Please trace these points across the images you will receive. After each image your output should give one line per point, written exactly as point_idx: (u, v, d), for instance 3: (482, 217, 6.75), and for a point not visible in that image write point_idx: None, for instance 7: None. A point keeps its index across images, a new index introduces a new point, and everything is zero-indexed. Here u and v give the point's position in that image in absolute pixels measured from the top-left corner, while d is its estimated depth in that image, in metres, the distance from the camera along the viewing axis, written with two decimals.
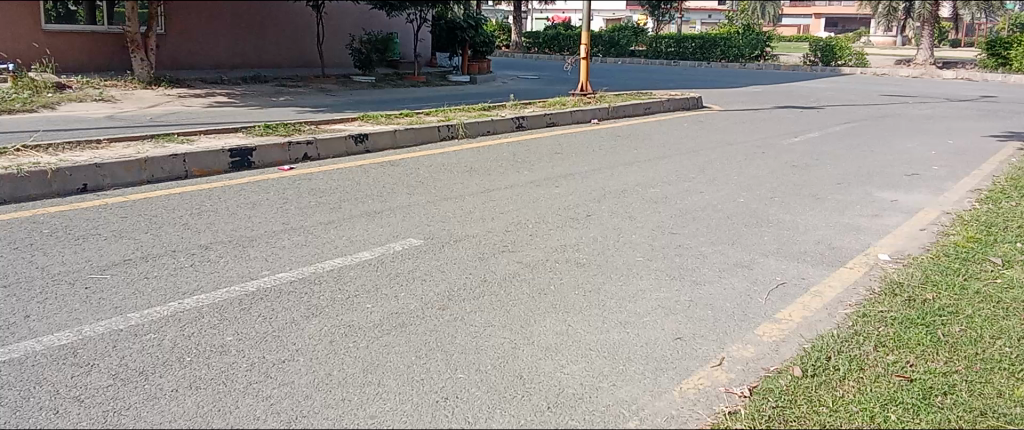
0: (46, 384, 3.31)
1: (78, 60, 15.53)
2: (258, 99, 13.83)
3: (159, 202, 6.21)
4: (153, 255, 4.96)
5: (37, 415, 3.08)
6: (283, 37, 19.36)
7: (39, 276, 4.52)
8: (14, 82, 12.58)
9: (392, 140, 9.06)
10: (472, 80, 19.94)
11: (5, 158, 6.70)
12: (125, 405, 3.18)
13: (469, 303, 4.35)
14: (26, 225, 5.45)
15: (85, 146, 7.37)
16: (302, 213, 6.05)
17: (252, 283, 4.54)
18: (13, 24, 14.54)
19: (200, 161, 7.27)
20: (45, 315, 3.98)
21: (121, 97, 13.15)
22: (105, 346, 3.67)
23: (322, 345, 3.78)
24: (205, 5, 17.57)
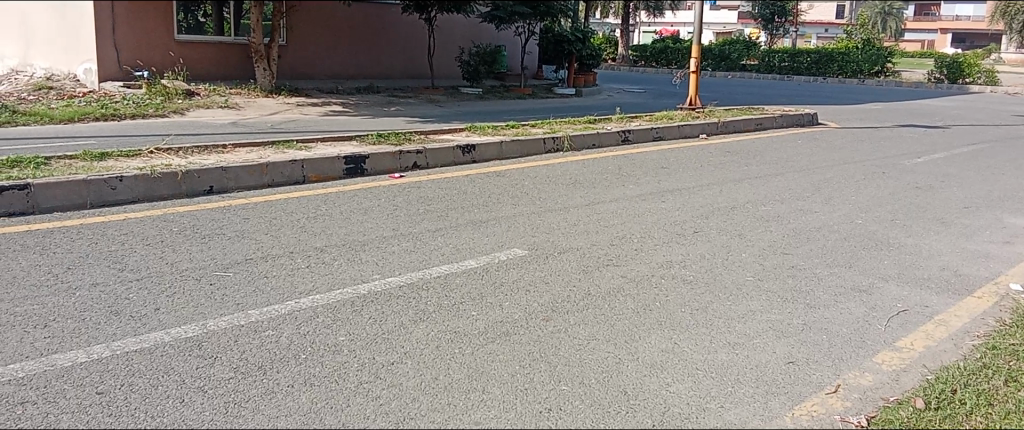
0: (173, 373, 3.51)
1: (206, 69, 16.48)
2: (370, 108, 14.29)
3: (278, 205, 6.51)
4: (272, 255, 5.18)
5: (165, 403, 3.26)
6: (396, 49, 19.95)
7: (169, 271, 4.81)
8: (149, 90, 13.58)
9: (499, 151, 9.17)
10: (578, 93, 19.96)
11: (141, 160, 7.17)
12: (244, 397, 3.33)
13: (574, 316, 4.34)
14: (158, 222, 5.82)
15: (211, 150, 7.80)
16: (411, 220, 6.20)
17: (363, 286, 4.68)
18: (151, 35, 15.56)
19: (316, 167, 7.57)
20: (173, 309, 4.22)
21: (244, 104, 13.86)
22: (227, 340, 3.86)
23: (429, 350, 3.86)
24: (324, 18, 18.32)
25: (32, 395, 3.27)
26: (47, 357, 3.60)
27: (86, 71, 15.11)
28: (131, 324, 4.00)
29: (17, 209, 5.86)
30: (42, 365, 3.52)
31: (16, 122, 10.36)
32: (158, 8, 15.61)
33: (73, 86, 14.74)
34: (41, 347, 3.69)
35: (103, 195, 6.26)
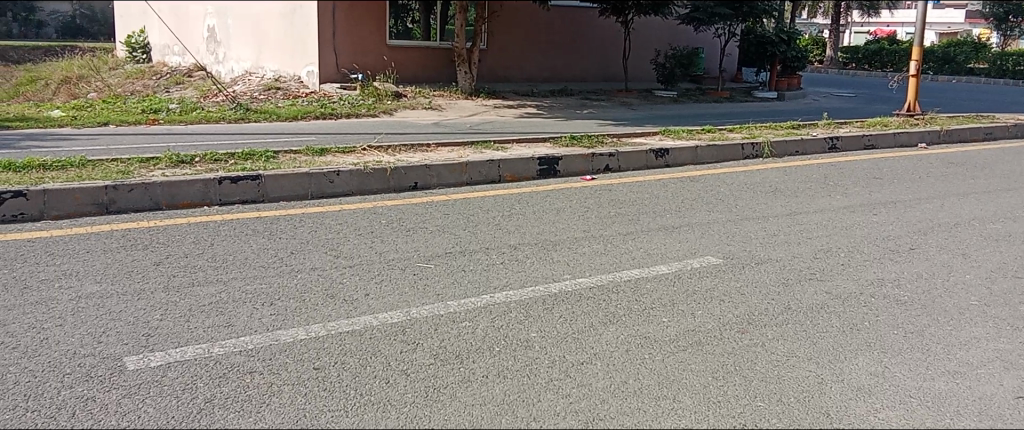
0: (380, 355, 3.75)
1: (412, 72, 17.47)
2: (563, 111, 14.49)
3: (476, 202, 6.76)
4: (469, 250, 5.40)
5: (372, 382, 3.49)
6: (591, 53, 20.09)
7: (377, 260, 5.15)
8: (362, 92, 14.60)
9: (694, 156, 8.96)
10: (779, 97, 19.07)
11: (354, 156, 7.74)
12: (443, 383, 3.49)
13: (772, 330, 4.15)
14: (368, 215, 6.24)
15: (416, 149, 8.26)
16: (602, 222, 6.22)
17: (554, 284, 4.76)
18: (365, 40, 16.71)
19: (512, 167, 7.78)
20: (380, 295, 4.52)
21: (445, 105, 14.54)
22: (427, 328, 4.07)
23: (620, 353, 3.85)
24: (523, 22, 18.78)
25: (258, 365, 3.61)
26: (272, 332, 3.97)
27: (309, 74, 16.51)
28: (344, 307, 4.32)
29: (250, 197, 6.51)
30: (267, 340, 3.88)
31: (249, 119, 11.52)
32: (373, 15, 16.72)
33: (297, 87, 16.16)
34: (267, 323, 4.08)
35: (322, 187, 6.82)
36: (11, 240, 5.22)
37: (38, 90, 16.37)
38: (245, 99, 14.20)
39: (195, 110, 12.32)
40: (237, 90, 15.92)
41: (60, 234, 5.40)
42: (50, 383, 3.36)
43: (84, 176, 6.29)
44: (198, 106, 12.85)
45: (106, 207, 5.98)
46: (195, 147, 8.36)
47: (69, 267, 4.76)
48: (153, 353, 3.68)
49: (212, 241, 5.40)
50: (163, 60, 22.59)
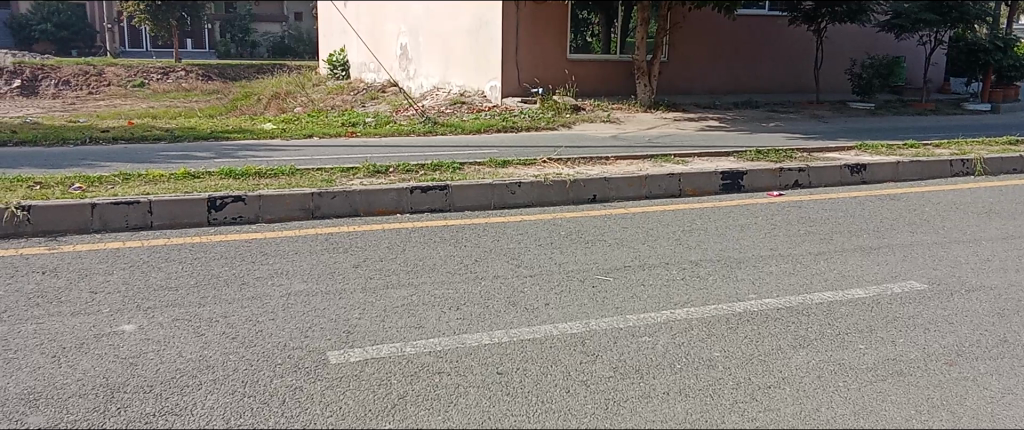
0: (560, 365, 3.81)
1: (591, 86, 17.63)
2: (747, 124, 14.00)
3: (655, 216, 6.70)
4: (648, 264, 5.36)
5: (554, 391, 3.55)
6: (778, 63, 19.31)
7: (557, 271, 5.23)
8: (542, 105, 14.89)
9: (894, 173, 8.37)
10: (993, 109, 17.37)
11: (535, 168, 7.92)
12: (623, 397, 3.49)
13: (984, 364, 3.80)
14: (548, 226, 6.36)
15: (596, 162, 8.32)
16: (790, 241, 5.95)
17: (738, 304, 4.60)
18: (546, 54, 17.04)
19: (693, 181, 7.63)
20: (560, 305, 4.59)
21: (625, 119, 14.51)
22: (607, 341, 4.08)
23: (810, 378, 3.67)
24: (707, 33, 18.35)
25: (446, 367, 3.78)
26: (458, 335, 4.15)
27: (492, 88, 17.04)
28: (525, 315, 4.44)
29: (438, 206, 6.84)
30: (454, 342, 4.06)
31: (436, 132, 12.09)
32: (555, 31, 17.01)
33: (481, 101, 16.76)
34: (454, 326, 4.26)
35: (504, 198, 7.03)
36: (233, 240, 5.79)
37: (253, 105, 18.06)
38: (433, 113, 14.89)
39: (387, 123, 13.09)
40: (425, 104, 16.75)
41: (273, 236, 5.93)
42: (264, 371, 3.70)
43: (293, 184, 6.87)
44: (391, 120, 13.63)
45: (312, 212, 6.49)
46: (389, 159, 8.90)
47: (281, 267, 5.21)
48: (352, 349, 3.96)
49: (404, 246, 5.72)
50: (360, 76, 24.19)
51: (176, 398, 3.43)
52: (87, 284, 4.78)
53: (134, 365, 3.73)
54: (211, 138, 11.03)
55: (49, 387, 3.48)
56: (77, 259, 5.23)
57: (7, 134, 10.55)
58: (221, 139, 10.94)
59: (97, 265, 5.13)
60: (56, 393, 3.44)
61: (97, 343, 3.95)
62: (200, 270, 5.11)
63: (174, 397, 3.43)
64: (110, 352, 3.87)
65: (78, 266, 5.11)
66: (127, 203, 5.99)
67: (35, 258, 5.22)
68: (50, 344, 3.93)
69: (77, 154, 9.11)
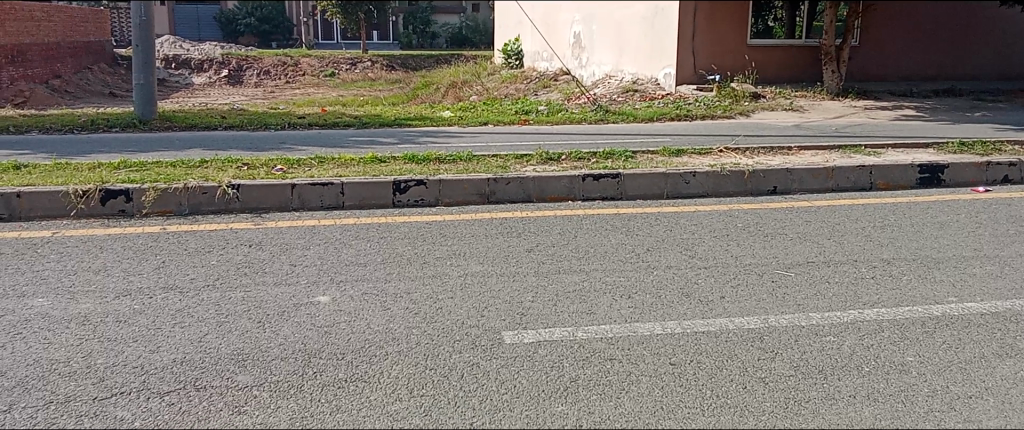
0: (737, 360, 3.70)
1: (772, 73, 16.90)
2: (949, 114, 12.87)
3: (841, 211, 6.33)
4: (833, 261, 5.08)
5: (730, 385, 3.46)
6: (984, 48, 17.64)
7: (734, 264, 5.07)
8: (719, 93, 14.44)
9: None
10: None
11: (711, 157, 7.71)
12: (805, 397, 3.34)
13: None
14: (724, 217, 6.18)
15: (777, 152, 7.97)
16: (997, 241, 5.42)
17: (936, 307, 4.26)
18: (725, 40, 16.49)
19: (886, 174, 7.14)
20: (737, 299, 4.45)
21: (809, 107, 13.78)
22: (788, 338, 3.92)
23: (1019, 391, 3.35)
24: (905, 16, 17.02)
25: (618, 353, 3.79)
26: (630, 324, 4.13)
27: (666, 75, 16.68)
28: (700, 307, 4.34)
29: (610, 194, 6.84)
30: (626, 330, 4.05)
31: (607, 120, 12.06)
32: (733, 17, 16.43)
33: (654, 89, 16.49)
34: (626, 314, 4.25)
35: (678, 187, 6.92)
36: (414, 222, 6.09)
37: (432, 93, 18.84)
38: (605, 102, 14.85)
39: (560, 112, 13.23)
40: (597, 92, 16.73)
41: (451, 219, 6.17)
42: (444, 346, 3.87)
43: (471, 169, 7.11)
44: (563, 108, 13.75)
45: (488, 197, 6.70)
46: (562, 146, 9.01)
47: (458, 248, 5.42)
48: (526, 330, 4.06)
49: (576, 233, 5.77)
50: (533, 65, 24.54)
51: (364, 366, 3.67)
52: (287, 257, 5.21)
53: (328, 334, 4.02)
54: (394, 124, 11.63)
55: (256, 350, 3.83)
56: (279, 235, 5.71)
57: (219, 120, 11.67)
58: (404, 126, 11.50)
59: (295, 241, 5.57)
60: (262, 355, 3.77)
61: (296, 312, 4.30)
62: (386, 248, 5.42)
63: (364, 365, 3.67)
64: (308, 320, 4.20)
65: (279, 241, 5.57)
66: (322, 185, 6.45)
67: (244, 232, 5.75)
68: (256, 310, 4.33)
69: (278, 138, 9.94)
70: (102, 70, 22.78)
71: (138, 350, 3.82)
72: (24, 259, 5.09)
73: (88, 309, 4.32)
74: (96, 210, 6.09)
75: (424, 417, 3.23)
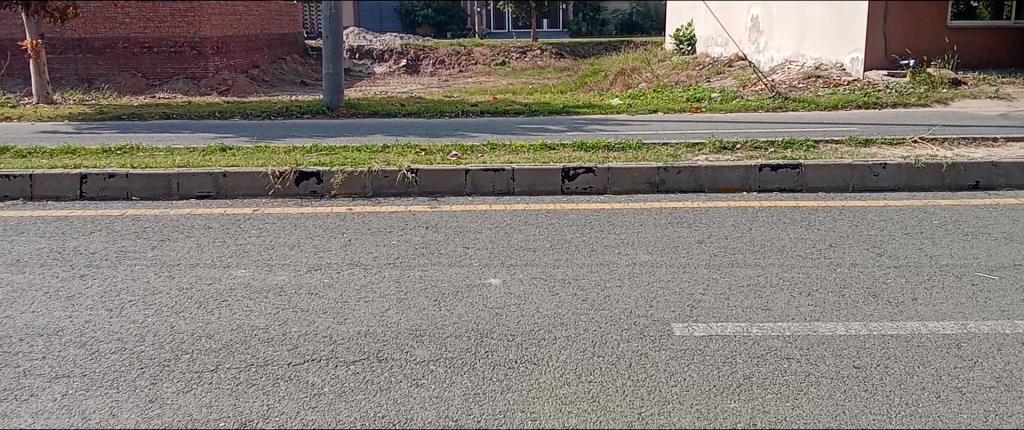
0: (930, 366, 3.43)
1: (971, 56, 15.68)
2: None
3: None
4: None
5: (921, 393, 3.22)
6: None
7: (927, 264, 4.70)
8: (913, 79, 13.36)
9: None
10: None
11: (902, 148, 7.17)
12: (1009, 412, 3.06)
13: None
14: (918, 213, 5.73)
15: (980, 143, 7.29)
16: None
17: None
18: (920, 23, 15.31)
19: None
20: (931, 302, 4.12)
21: (1018, 94, 12.47)
22: (990, 347, 3.59)
23: None
24: None
25: (796, 353, 3.62)
26: (810, 322, 3.93)
27: (852, 61, 15.69)
28: (889, 309, 4.06)
29: (789, 186, 6.54)
30: (805, 329, 3.86)
31: (786, 107, 11.51)
32: None
33: (838, 75, 15.54)
34: (805, 313, 4.05)
35: (865, 180, 6.50)
36: (583, 209, 6.10)
37: (601, 81, 18.76)
38: (784, 88, 14.15)
39: (735, 99, 12.77)
40: (775, 79, 15.98)
41: (620, 207, 6.13)
42: (612, 335, 3.86)
43: (641, 158, 7.03)
44: (738, 95, 13.26)
45: (658, 186, 6.60)
46: (737, 134, 8.72)
47: (627, 237, 5.38)
48: (697, 323, 3.96)
49: (751, 226, 5.56)
50: (706, 50, 23.86)
51: (534, 349, 3.73)
52: (461, 240, 5.39)
53: (499, 315, 4.13)
54: (563, 112, 11.70)
55: (432, 327, 4.00)
56: (453, 218, 5.92)
57: (399, 107, 12.25)
58: (573, 114, 11.53)
59: (469, 224, 5.75)
60: (437, 332, 3.94)
61: (469, 293, 4.45)
62: (554, 235, 5.48)
63: (533, 348, 3.74)
64: (480, 301, 4.33)
65: (454, 224, 5.78)
66: (494, 170, 6.61)
67: (421, 215, 6.01)
68: (432, 289, 4.52)
69: (452, 124, 10.31)
70: (294, 61, 24.57)
71: (327, 321, 4.10)
72: (229, 233, 5.60)
73: (284, 281, 4.69)
74: (291, 190, 6.59)
75: (593, 403, 3.24)
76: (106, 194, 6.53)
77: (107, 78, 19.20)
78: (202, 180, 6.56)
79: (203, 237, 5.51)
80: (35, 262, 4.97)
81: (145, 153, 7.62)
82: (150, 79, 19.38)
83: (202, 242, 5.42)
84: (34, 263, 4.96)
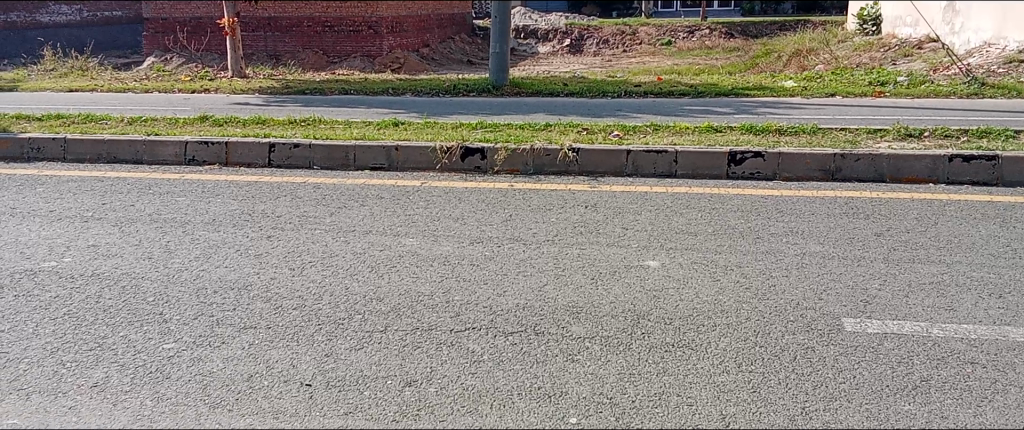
0: None
1: None
2: None
3: None
4: None
5: None
6: None
7: None
8: None
9: None
10: None
11: None
12: None
13: None
14: None
15: None
16: None
17: None
18: None
19: None
20: None
21: None
22: None
23: None
24: None
25: (982, 358, 3.35)
26: (1000, 327, 3.61)
27: None
28: None
29: (983, 179, 6.06)
30: (994, 334, 3.55)
31: (984, 94, 10.52)
32: None
33: None
34: (995, 316, 3.72)
35: None
36: (749, 195, 5.91)
37: (773, 62, 17.96)
38: (981, 73, 12.94)
39: (924, 83, 11.83)
40: (972, 62, 14.63)
41: (790, 195, 5.87)
42: (776, 325, 3.73)
43: (815, 143, 6.70)
44: (927, 79, 12.28)
45: (832, 174, 6.28)
46: (924, 121, 8.11)
47: (796, 226, 5.15)
48: (870, 320, 3.74)
49: (935, 219, 5.17)
50: (892, 31, 22.22)
51: (692, 333, 3.67)
52: (620, 220, 5.37)
53: (657, 298, 4.09)
54: (732, 94, 11.30)
55: (589, 305, 4.03)
56: (614, 198, 5.90)
57: (562, 86, 12.32)
58: (742, 96, 11.12)
59: (629, 205, 5.72)
60: (594, 310, 3.96)
61: (627, 273, 4.44)
62: (717, 220, 5.33)
63: (692, 333, 3.68)
64: (638, 282, 4.31)
65: (614, 204, 5.77)
66: (658, 152, 6.52)
67: (580, 194, 6.04)
68: (590, 268, 4.54)
69: (615, 104, 10.25)
70: (463, 40, 25.27)
71: (488, 292, 4.23)
72: (399, 204, 5.88)
73: (448, 251, 4.88)
74: (456, 165, 6.81)
75: (753, 393, 3.15)
76: (290, 163, 7.04)
77: (292, 55, 20.59)
78: (375, 152, 6.92)
79: (375, 207, 5.81)
80: (228, 222, 5.45)
81: (326, 125, 8.15)
82: (330, 57, 20.59)
83: (374, 211, 5.73)
84: (227, 223, 5.43)
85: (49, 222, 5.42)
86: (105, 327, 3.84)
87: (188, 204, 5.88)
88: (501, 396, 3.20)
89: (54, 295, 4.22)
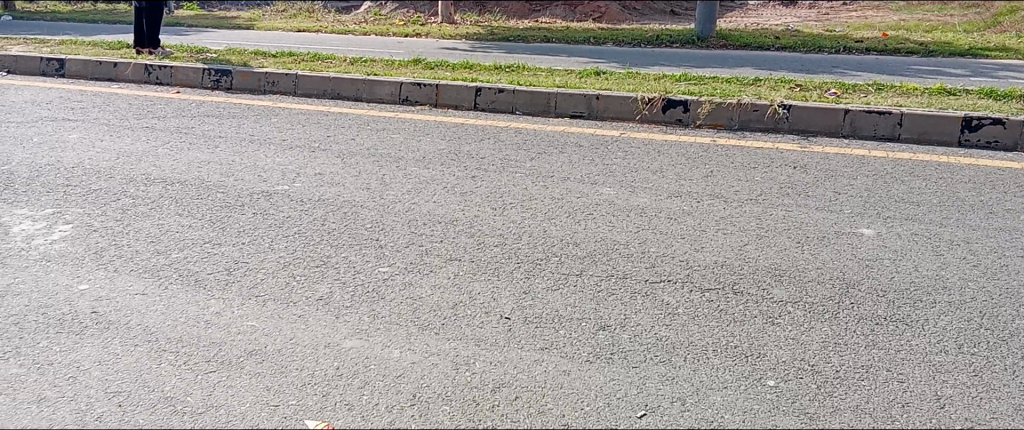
0: None
1: None
2: None
3: None
4: None
5: None
6: None
7: None
8: None
9: None
10: None
11: None
12: None
13: None
14: None
15: None
16: None
17: None
18: None
19: None
20: None
21: None
22: None
23: None
24: None
25: None
26: None
27: None
28: None
29: None
30: None
31: None
32: None
33: None
34: None
35: None
36: (983, 165, 5.38)
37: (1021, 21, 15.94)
38: None
39: None
40: None
41: None
42: (1007, 309, 3.41)
43: None
44: None
45: None
46: None
47: None
48: None
49: None
50: None
51: (908, 308, 3.44)
52: (832, 184, 5.08)
53: (870, 267, 3.86)
54: (968, 55, 10.19)
55: (793, 268, 3.88)
56: (825, 160, 5.58)
57: (773, 40, 11.68)
58: (982, 57, 10.02)
59: (842, 168, 5.39)
60: (798, 274, 3.81)
61: (837, 239, 4.21)
62: (944, 190, 4.90)
63: (908, 308, 3.44)
64: (849, 249, 4.08)
65: (826, 166, 5.45)
66: (881, 113, 6.08)
67: (788, 153, 5.77)
68: (796, 231, 4.35)
69: (831, 61, 9.58)
70: None
71: (686, 246, 4.19)
72: (597, 153, 5.91)
73: (645, 203, 4.86)
74: (657, 117, 6.72)
75: (975, 377, 2.92)
76: (495, 107, 7.26)
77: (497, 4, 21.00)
78: (577, 100, 6.97)
79: (574, 154, 5.88)
80: (437, 161, 5.74)
81: (529, 72, 8.29)
82: (534, 5, 20.77)
83: (573, 158, 5.79)
84: (436, 161, 5.73)
85: (282, 150, 5.98)
86: (329, 248, 4.22)
87: (401, 141, 6.26)
88: (696, 350, 3.18)
89: (286, 216, 4.68)
